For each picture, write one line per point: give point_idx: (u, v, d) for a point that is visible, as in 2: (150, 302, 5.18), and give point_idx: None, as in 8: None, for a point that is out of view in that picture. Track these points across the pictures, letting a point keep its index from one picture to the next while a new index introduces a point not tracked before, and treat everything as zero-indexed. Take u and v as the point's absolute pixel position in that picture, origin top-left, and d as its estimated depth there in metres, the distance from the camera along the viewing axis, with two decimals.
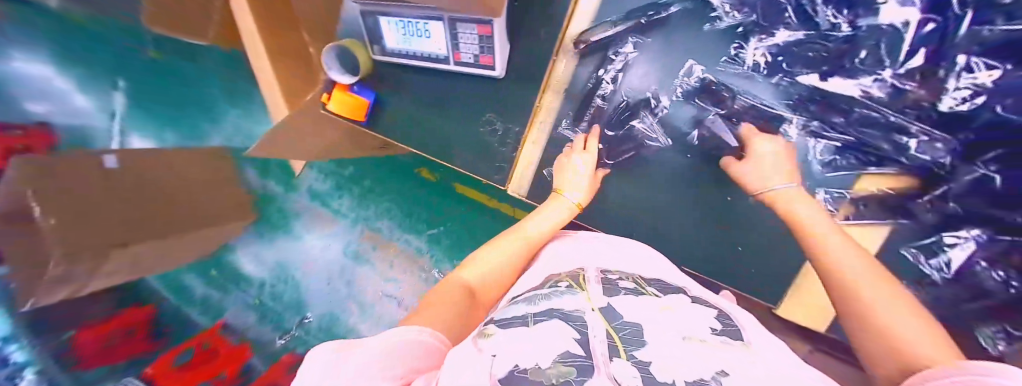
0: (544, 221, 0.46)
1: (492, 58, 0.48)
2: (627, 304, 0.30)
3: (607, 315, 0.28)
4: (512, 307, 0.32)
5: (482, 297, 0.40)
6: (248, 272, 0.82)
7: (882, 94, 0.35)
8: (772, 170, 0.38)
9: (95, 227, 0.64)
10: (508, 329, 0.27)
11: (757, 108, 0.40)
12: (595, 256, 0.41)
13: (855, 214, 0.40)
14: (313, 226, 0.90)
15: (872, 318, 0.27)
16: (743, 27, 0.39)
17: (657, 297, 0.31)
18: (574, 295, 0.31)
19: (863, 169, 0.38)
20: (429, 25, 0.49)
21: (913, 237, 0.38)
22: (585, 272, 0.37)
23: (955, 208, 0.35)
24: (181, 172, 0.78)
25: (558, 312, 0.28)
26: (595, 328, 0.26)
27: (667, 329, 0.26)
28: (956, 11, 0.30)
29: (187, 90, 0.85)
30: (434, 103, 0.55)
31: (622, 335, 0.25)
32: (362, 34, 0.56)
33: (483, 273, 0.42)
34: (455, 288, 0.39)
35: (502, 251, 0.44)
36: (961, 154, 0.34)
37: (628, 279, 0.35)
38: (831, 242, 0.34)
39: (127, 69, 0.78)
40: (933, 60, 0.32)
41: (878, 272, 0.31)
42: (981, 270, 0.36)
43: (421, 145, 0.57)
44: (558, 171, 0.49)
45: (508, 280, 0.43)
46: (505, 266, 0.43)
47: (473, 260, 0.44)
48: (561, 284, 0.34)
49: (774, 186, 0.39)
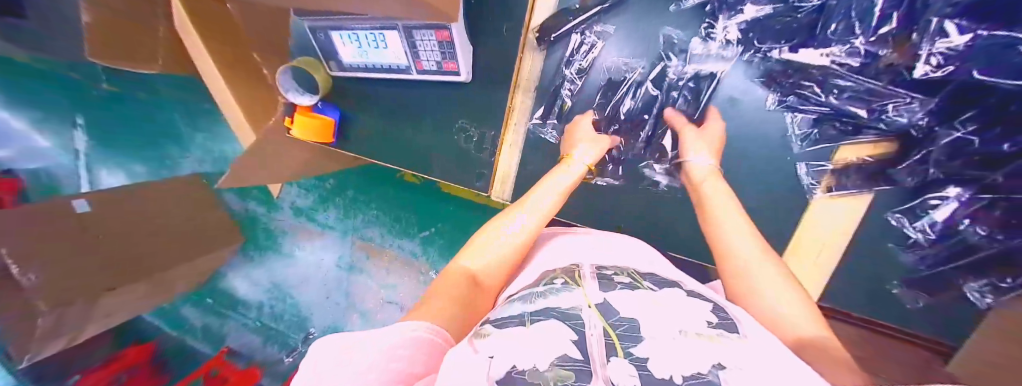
0: (548, 193, 0.42)
1: (455, 63, 0.47)
2: (623, 299, 0.26)
3: (605, 313, 0.25)
4: (507, 306, 0.29)
5: (490, 286, 0.36)
6: (243, 292, 1.00)
7: (855, 62, 0.35)
8: (702, 142, 0.42)
9: (81, 264, 0.71)
10: (505, 328, 0.24)
11: (738, 86, 0.42)
12: (590, 251, 0.38)
13: (838, 185, 0.40)
14: (297, 234, 1.04)
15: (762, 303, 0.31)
16: (710, 5, 0.40)
17: (651, 291, 0.28)
18: (571, 291, 0.28)
19: (842, 140, 0.39)
20: (384, 35, 0.47)
21: (896, 203, 0.39)
22: (581, 268, 0.34)
23: (937, 174, 0.35)
24: (160, 204, 0.86)
25: (555, 311, 0.25)
26: (593, 327, 0.23)
27: (668, 324, 0.23)
28: None
29: (141, 117, 1.01)
30: (405, 114, 0.55)
31: (622, 333, 0.22)
32: (315, 51, 0.55)
33: (487, 259, 0.38)
34: (459, 278, 0.35)
35: (513, 227, 0.40)
36: (938, 116, 0.34)
37: (623, 274, 0.32)
38: (728, 234, 0.37)
39: (81, 106, 0.94)
40: (905, 25, 0.32)
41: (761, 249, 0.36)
42: (964, 227, 0.36)
43: (397, 159, 0.57)
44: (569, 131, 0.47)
45: (510, 269, 0.39)
46: (505, 254, 0.39)
47: (472, 246, 0.40)
48: (555, 281, 0.31)
49: (692, 157, 0.41)
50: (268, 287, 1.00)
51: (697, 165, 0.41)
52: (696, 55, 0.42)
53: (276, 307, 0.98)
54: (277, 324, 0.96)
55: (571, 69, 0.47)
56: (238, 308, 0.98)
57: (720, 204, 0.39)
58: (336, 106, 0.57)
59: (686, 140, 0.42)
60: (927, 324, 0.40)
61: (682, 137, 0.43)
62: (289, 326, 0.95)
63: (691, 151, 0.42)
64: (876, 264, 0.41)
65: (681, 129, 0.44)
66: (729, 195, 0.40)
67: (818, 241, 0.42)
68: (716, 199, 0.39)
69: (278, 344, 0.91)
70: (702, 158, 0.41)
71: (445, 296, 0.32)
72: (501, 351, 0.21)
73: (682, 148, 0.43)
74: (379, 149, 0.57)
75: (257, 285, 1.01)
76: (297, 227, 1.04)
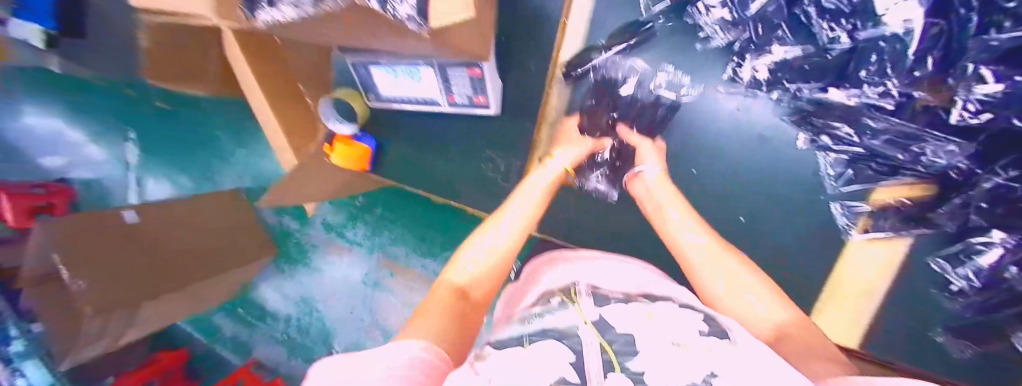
0: (534, 187, 0.45)
1: (486, 98, 0.51)
2: (617, 314, 0.27)
3: (600, 329, 0.24)
4: (508, 328, 0.29)
5: (481, 299, 0.34)
6: (275, 306, 0.97)
7: (891, 105, 0.35)
8: (650, 157, 0.46)
9: (125, 271, 0.69)
10: (505, 349, 0.24)
11: (778, 122, 0.44)
12: (593, 273, 0.39)
13: (874, 226, 0.43)
14: (326, 250, 1.01)
15: (719, 304, 0.31)
16: (739, 44, 0.41)
17: (645, 306, 0.28)
18: (567, 310, 0.28)
19: (878, 180, 0.41)
20: (418, 69, 0.48)
21: (937, 248, 0.42)
22: (577, 286, 0.35)
23: (978, 220, 0.36)
24: (199, 215, 0.86)
25: (554, 331, 0.25)
26: (589, 343, 0.22)
27: (661, 337, 0.22)
28: (961, 12, 0.28)
29: (167, 130, 0.93)
30: (439, 142, 0.60)
31: (618, 348, 0.21)
32: (357, 85, 0.60)
33: (472, 270, 0.36)
34: (444, 293, 0.33)
35: (502, 231, 0.40)
36: (979, 157, 0.33)
37: (619, 293, 0.33)
38: (680, 233, 0.38)
39: (99, 111, 0.85)
40: (941, 69, 0.31)
41: (725, 254, 0.36)
42: (1011, 275, 0.35)
43: (430, 180, 0.63)
44: (560, 138, 0.50)
45: (497, 282, 0.37)
46: (490, 269, 0.37)
47: (456, 261, 0.38)
48: (553, 301, 0.32)
49: (643, 167, 0.45)
50: (297, 299, 0.97)
51: (648, 173, 0.45)
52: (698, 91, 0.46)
53: (303, 321, 0.94)
54: (301, 337, 0.92)
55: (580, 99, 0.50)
56: (266, 319, 0.96)
57: (668, 210, 0.41)
58: (371, 135, 0.62)
59: (645, 154, 0.46)
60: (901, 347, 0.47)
61: (637, 151, 0.47)
62: (316, 343, 0.91)
63: (645, 162, 0.46)
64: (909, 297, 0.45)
65: (637, 145, 0.47)
66: (672, 192, 0.43)
67: (857, 285, 0.46)
68: (659, 196, 0.43)
69: (301, 356, 0.90)
70: (650, 165, 0.45)
71: (436, 315, 0.29)
72: (500, 375, 0.19)
73: (639, 157, 0.46)
74: (402, 172, 0.65)
75: (287, 298, 0.97)
76: (327, 243, 1.02)
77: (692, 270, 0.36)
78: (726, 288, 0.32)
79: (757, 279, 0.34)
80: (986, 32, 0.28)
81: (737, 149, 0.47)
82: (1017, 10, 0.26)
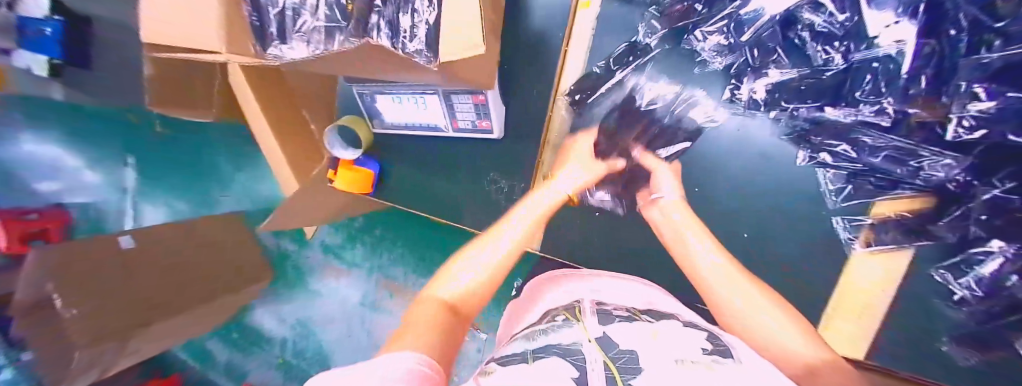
0: (535, 205, 0.48)
1: (489, 122, 0.54)
2: (622, 333, 0.26)
3: (604, 347, 0.24)
4: (512, 345, 0.29)
5: (468, 312, 0.35)
6: (270, 329, 0.98)
7: (885, 122, 0.36)
8: (665, 181, 0.50)
9: (117, 300, 0.67)
10: (508, 366, 0.24)
11: (783, 141, 0.46)
12: (592, 292, 0.40)
13: (877, 240, 0.44)
14: (325, 272, 1.00)
15: (747, 324, 0.35)
16: (737, 68, 0.43)
17: (648, 324, 0.28)
18: (571, 327, 0.28)
19: (879, 194, 0.42)
20: (425, 98, 0.54)
21: (938, 259, 0.43)
22: (581, 303, 0.36)
23: (977, 231, 0.37)
24: (198, 237, 0.82)
25: (556, 348, 0.24)
26: (593, 361, 0.22)
27: (664, 354, 0.21)
28: (951, 33, 0.29)
29: (173, 156, 0.93)
30: (444, 164, 0.61)
31: (621, 365, 0.21)
32: (362, 111, 0.64)
33: (460, 287, 0.37)
34: (433, 306, 0.34)
35: (496, 250, 0.41)
36: (976, 170, 0.33)
37: (623, 310, 0.33)
38: (698, 256, 0.43)
39: (98, 137, 0.82)
40: (934, 86, 0.31)
41: (741, 279, 0.40)
42: (1012, 283, 0.35)
43: (433, 203, 0.64)
44: (563, 152, 0.53)
45: (486, 292, 0.38)
46: (481, 281, 0.38)
47: (444, 276, 0.39)
48: (557, 318, 0.32)
49: (663, 195, 0.49)
50: (292, 323, 0.98)
51: (666, 200, 0.49)
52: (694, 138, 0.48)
53: (299, 343, 0.97)
54: (299, 361, 0.96)
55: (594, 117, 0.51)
56: (264, 344, 0.98)
57: (685, 234, 0.45)
58: (376, 158, 0.65)
59: (659, 177, 0.50)
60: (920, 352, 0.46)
61: (654, 176, 0.50)
62: (312, 364, 0.95)
63: (663, 189, 0.49)
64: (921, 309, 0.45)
65: (654, 169, 0.50)
66: (695, 222, 0.47)
67: (861, 296, 0.47)
68: (671, 224, 0.47)
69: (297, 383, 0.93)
70: (671, 195, 0.49)
71: (427, 330, 0.29)
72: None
73: (656, 184, 0.50)
74: (409, 195, 0.65)
75: (284, 322, 0.98)
76: (325, 266, 1.00)
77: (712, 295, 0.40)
78: (745, 303, 0.37)
79: (776, 304, 0.37)
80: (977, 51, 0.28)
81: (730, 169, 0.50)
82: (1007, 30, 0.26)
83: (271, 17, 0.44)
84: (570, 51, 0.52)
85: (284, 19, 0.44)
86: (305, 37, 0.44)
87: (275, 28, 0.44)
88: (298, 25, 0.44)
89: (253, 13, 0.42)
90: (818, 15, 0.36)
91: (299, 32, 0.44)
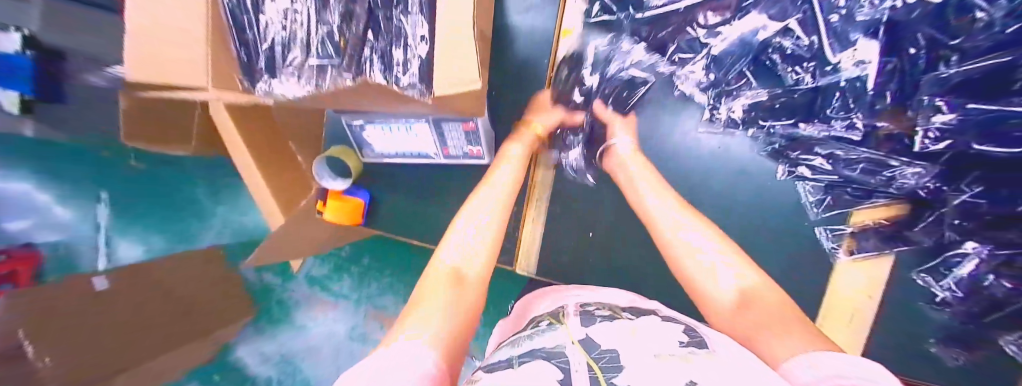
0: (506, 167, 0.49)
1: (479, 149, 0.56)
2: (603, 333, 0.27)
3: (587, 348, 0.24)
4: (497, 352, 0.29)
5: (469, 278, 0.35)
6: (252, 371, 0.85)
7: (856, 136, 0.37)
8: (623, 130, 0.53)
9: (96, 346, 0.60)
10: (494, 372, 0.23)
11: (771, 156, 0.50)
12: (581, 297, 0.41)
13: (858, 247, 0.49)
14: (311, 306, 0.93)
15: (713, 298, 0.34)
16: (715, 90, 0.46)
17: (628, 321, 0.29)
18: (555, 331, 0.29)
19: (855, 205, 0.46)
20: (414, 126, 0.55)
21: (916, 264, 0.47)
22: (566, 308, 0.36)
23: (951, 234, 0.38)
24: (180, 275, 0.77)
25: (541, 351, 0.25)
26: (578, 362, 0.22)
27: (644, 350, 0.22)
28: (910, 52, 0.29)
29: (152, 187, 0.83)
30: (436, 194, 0.64)
31: (604, 365, 0.22)
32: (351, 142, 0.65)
33: (460, 256, 0.37)
34: (441, 275, 0.34)
35: (479, 223, 0.40)
36: (945, 176, 0.35)
37: (604, 309, 0.34)
38: (664, 211, 0.43)
39: (68, 171, 0.75)
40: (900, 99, 0.32)
41: (699, 220, 0.41)
42: (990, 281, 0.37)
43: (428, 232, 0.65)
44: (536, 111, 0.57)
45: (489, 264, 0.38)
46: (481, 248, 0.38)
47: (444, 244, 0.39)
48: (541, 323, 0.33)
49: (619, 139, 0.53)
50: (276, 360, 0.87)
51: (620, 147, 0.52)
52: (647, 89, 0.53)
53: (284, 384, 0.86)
54: None
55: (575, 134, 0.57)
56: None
57: (640, 186, 0.47)
58: (365, 187, 0.66)
59: (616, 128, 0.53)
60: (908, 349, 0.50)
61: (609, 127, 0.54)
62: None
63: (617, 136, 0.53)
64: (901, 309, 0.50)
65: (609, 121, 0.54)
66: (647, 168, 0.50)
67: (846, 300, 0.52)
68: (636, 173, 0.49)
69: None
70: (624, 138, 0.53)
71: (434, 310, 0.29)
72: None
73: (611, 133, 0.53)
74: (406, 222, 0.66)
75: (267, 360, 0.87)
76: (311, 298, 0.93)
77: (684, 270, 0.38)
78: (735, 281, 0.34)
79: (738, 255, 0.37)
80: (937, 67, 0.28)
81: (701, 185, 0.57)
82: (961, 47, 0.25)
83: (260, 53, 0.42)
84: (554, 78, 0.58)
85: (274, 55, 0.42)
86: (296, 72, 0.42)
87: (263, 64, 0.43)
88: (287, 60, 0.42)
89: (241, 49, 0.41)
90: (789, 38, 0.35)
91: (289, 67, 0.43)
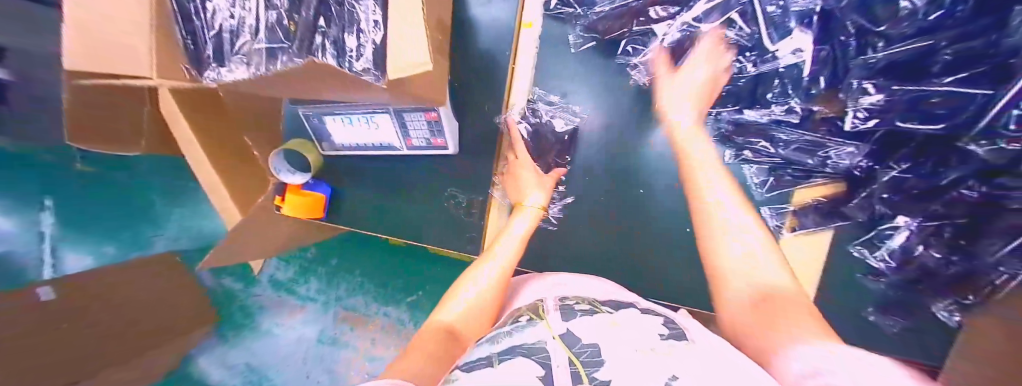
0: (518, 226, 0.51)
1: (443, 139, 0.58)
2: (583, 326, 0.29)
3: (568, 342, 0.26)
4: (476, 348, 0.30)
5: (465, 335, 0.39)
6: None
7: (794, 118, 0.42)
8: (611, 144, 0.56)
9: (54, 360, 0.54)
10: (472, 371, 0.25)
11: (727, 141, 0.50)
12: (550, 288, 0.43)
13: (799, 225, 0.51)
14: (279, 311, 0.88)
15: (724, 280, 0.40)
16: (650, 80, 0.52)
17: (610, 314, 0.31)
18: (535, 326, 0.30)
19: (797, 185, 0.49)
20: (375, 117, 0.57)
21: (853, 238, 0.49)
22: (544, 302, 0.37)
23: (884, 209, 0.42)
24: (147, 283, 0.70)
25: (521, 348, 0.26)
26: (558, 359, 0.24)
27: (626, 345, 0.24)
28: (841, 39, 0.34)
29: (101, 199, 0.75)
30: (397, 192, 0.65)
31: (585, 359, 0.23)
32: (310, 135, 0.66)
33: (461, 310, 0.42)
34: (437, 331, 0.39)
35: (479, 280, 0.44)
36: (876, 155, 0.39)
37: (583, 302, 0.35)
38: (715, 189, 0.44)
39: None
40: (833, 83, 0.36)
41: (749, 212, 0.43)
42: (921, 250, 0.41)
43: (393, 227, 0.66)
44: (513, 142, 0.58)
45: (489, 318, 0.42)
46: (481, 308, 0.42)
47: (449, 300, 0.44)
48: (521, 318, 0.33)
49: (678, 113, 0.48)
50: (242, 370, 0.79)
51: (681, 124, 0.48)
52: (592, 87, 0.56)
53: None
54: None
55: (537, 113, 0.58)
56: None
57: (704, 165, 0.45)
58: (326, 182, 0.66)
59: (669, 93, 0.48)
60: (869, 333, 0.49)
61: (659, 90, 0.50)
62: None
63: (679, 111, 0.48)
64: (847, 286, 0.50)
65: (659, 78, 0.50)
66: (707, 142, 0.47)
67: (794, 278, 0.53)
68: (690, 142, 0.47)
69: None
70: (684, 115, 0.47)
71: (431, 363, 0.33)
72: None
73: (665, 105, 0.49)
74: (373, 216, 0.66)
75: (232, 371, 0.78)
76: (277, 303, 0.88)
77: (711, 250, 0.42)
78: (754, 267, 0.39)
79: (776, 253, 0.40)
80: (865, 51, 0.32)
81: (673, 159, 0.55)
82: (887, 32, 0.30)
83: (207, 40, 0.44)
84: (518, 73, 0.58)
85: (222, 41, 0.44)
86: (245, 59, 0.42)
87: (213, 52, 0.44)
88: (235, 47, 0.43)
89: (188, 38, 0.45)
90: (732, 30, 0.42)
91: (237, 54, 0.43)
